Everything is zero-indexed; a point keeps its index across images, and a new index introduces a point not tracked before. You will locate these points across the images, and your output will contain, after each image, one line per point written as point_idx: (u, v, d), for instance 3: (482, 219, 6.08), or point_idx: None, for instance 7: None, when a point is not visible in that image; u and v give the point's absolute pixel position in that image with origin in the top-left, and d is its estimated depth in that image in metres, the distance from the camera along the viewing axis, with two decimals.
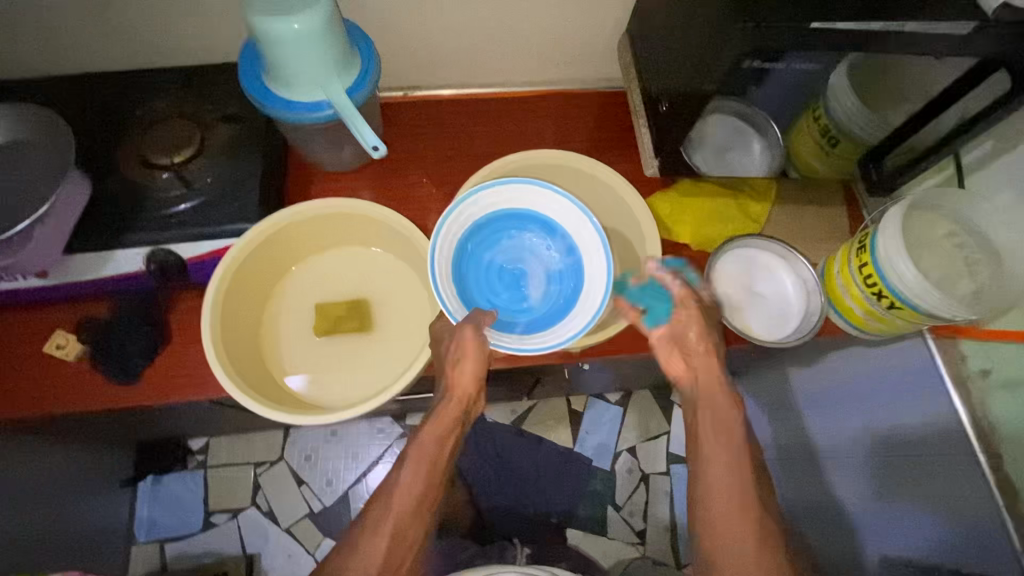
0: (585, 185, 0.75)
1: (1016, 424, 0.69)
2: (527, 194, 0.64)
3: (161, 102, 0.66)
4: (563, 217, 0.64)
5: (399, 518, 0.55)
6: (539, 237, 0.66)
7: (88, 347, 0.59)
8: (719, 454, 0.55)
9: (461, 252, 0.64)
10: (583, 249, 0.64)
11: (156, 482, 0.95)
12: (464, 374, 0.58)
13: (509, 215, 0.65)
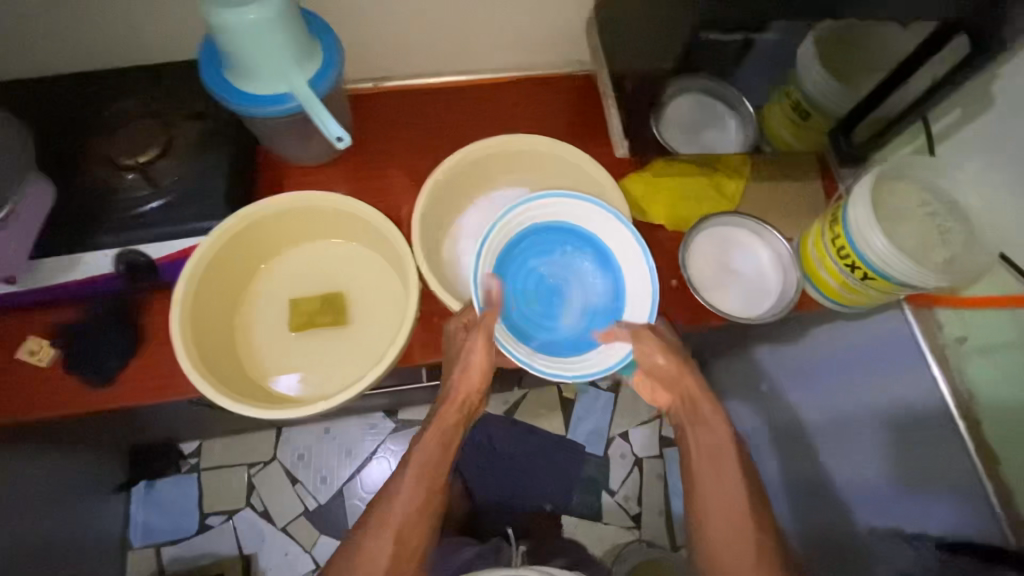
0: (559, 170, 0.73)
1: (993, 391, 0.69)
2: (600, 218, 0.64)
3: (124, 103, 0.68)
4: (624, 258, 0.65)
5: (401, 523, 0.56)
6: (593, 266, 0.66)
7: (61, 351, 0.65)
8: (718, 484, 0.57)
9: (512, 252, 0.64)
10: (630, 296, 0.64)
11: (149, 486, 1.20)
12: (472, 376, 0.61)
13: (573, 232, 0.65)
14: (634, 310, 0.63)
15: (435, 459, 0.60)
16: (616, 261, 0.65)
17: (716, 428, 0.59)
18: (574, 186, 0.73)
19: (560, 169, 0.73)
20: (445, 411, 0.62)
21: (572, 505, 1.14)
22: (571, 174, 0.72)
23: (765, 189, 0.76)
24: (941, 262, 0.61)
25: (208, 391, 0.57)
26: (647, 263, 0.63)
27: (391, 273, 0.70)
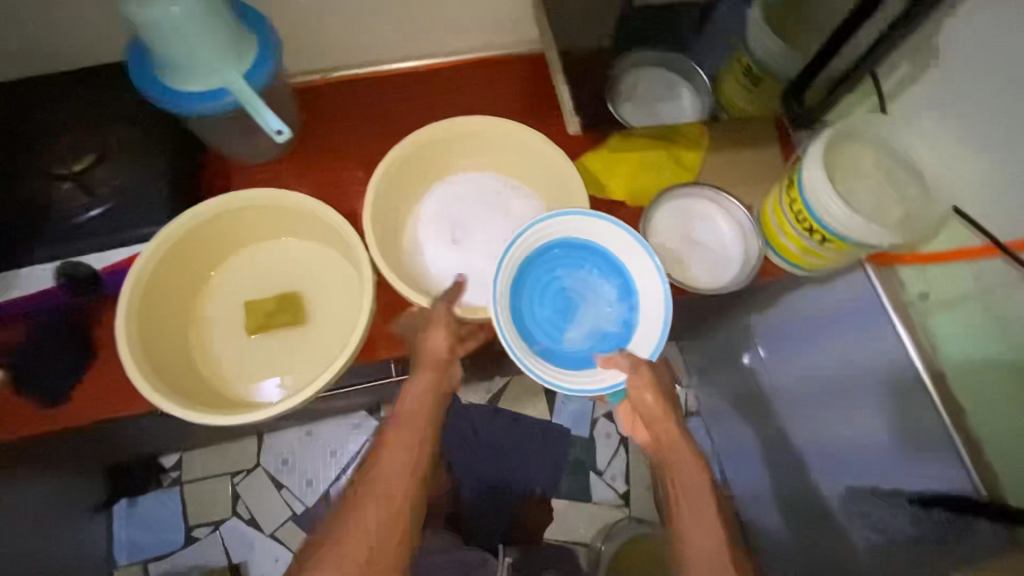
0: (513, 151, 0.72)
1: (954, 345, 0.66)
2: (630, 243, 0.63)
3: (52, 110, 0.65)
4: (647, 295, 0.63)
5: (368, 519, 0.52)
6: (615, 294, 0.64)
7: (10, 372, 0.61)
8: (696, 532, 0.54)
9: (541, 253, 0.64)
10: (640, 329, 0.63)
11: (130, 504, 1.18)
12: (436, 344, 0.59)
13: (599, 251, 0.64)
14: (640, 346, 0.62)
15: (411, 439, 0.56)
16: (634, 295, 0.64)
17: (695, 471, 0.57)
18: (528, 166, 0.72)
19: (514, 149, 0.71)
20: (414, 382, 0.59)
21: (559, 489, 1.15)
22: (524, 154, 0.71)
23: (722, 159, 0.76)
24: (898, 220, 0.61)
25: (160, 402, 0.55)
26: (665, 306, 0.61)
27: (347, 267, 0.68)
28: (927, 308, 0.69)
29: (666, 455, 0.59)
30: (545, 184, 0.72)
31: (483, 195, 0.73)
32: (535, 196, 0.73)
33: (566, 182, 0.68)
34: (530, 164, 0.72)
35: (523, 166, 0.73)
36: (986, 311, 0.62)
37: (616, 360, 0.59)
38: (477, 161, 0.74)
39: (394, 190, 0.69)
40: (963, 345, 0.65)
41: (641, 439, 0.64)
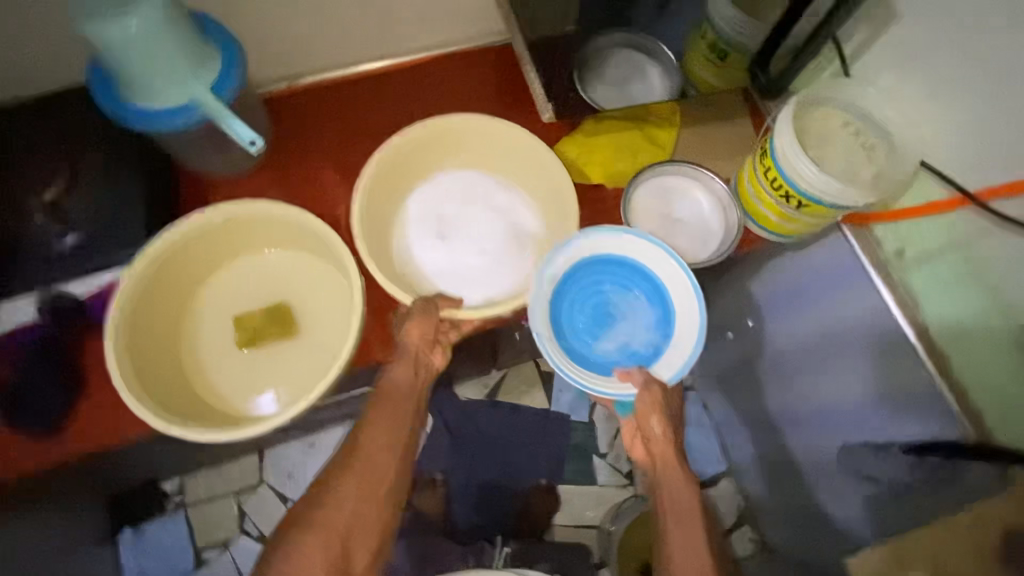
0: (494, 144, 0.71)
1: (932, 297, 0.68)
2: (673, 269, 0.65)
3: (16, 140, 0.63)
4: (682, 325, 0.64)
5: (353, 503, 0.56)
6: (654, 318, 0.66)
7: (3, 414, 0.61)
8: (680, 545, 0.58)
9: (595, 263, 0.66)
10: (665, 357, 0.65)
11: (136, 533, 1.16)
12: (410, 337, 0.63)
13: (643, 271, 0.66)
14: (663, 369, 0.64)
15: (393, 421, 0.62)
16: (670, 324, 0.65)
17: (685, 493, 0.61)
18: (508, 158, 0.72)
19: (493, 143, 0.71)
20: (397, 368, 0.64)
21: (564, 474, 1.16)
22: (502, 146, 0.71)
23: (697, 135, 0.77)
24: (870, 178, 0.64)
25: (160, 425, 0.55)
26: (697, 337, 0.62)
27: (333, 273, 0.68)
28: (905, 264, 0.71)
29: (661, 476, 0.63)
30: (528, 175, 0.72)
31: (469, 191, 0.73)
32: (519, 187, 0.74)
33: (550, 172, 0.68)
34: (510, 155, 0.72)
35: (503, 158, 0.73)
36: (962, 262, 0.64)
37: (633, 377, 0.62)
38: (460, 155, 0.73)
39: (379, 196, 0.68)
40: (942, 296, 0.67)
41: (636, 455, 0.67)
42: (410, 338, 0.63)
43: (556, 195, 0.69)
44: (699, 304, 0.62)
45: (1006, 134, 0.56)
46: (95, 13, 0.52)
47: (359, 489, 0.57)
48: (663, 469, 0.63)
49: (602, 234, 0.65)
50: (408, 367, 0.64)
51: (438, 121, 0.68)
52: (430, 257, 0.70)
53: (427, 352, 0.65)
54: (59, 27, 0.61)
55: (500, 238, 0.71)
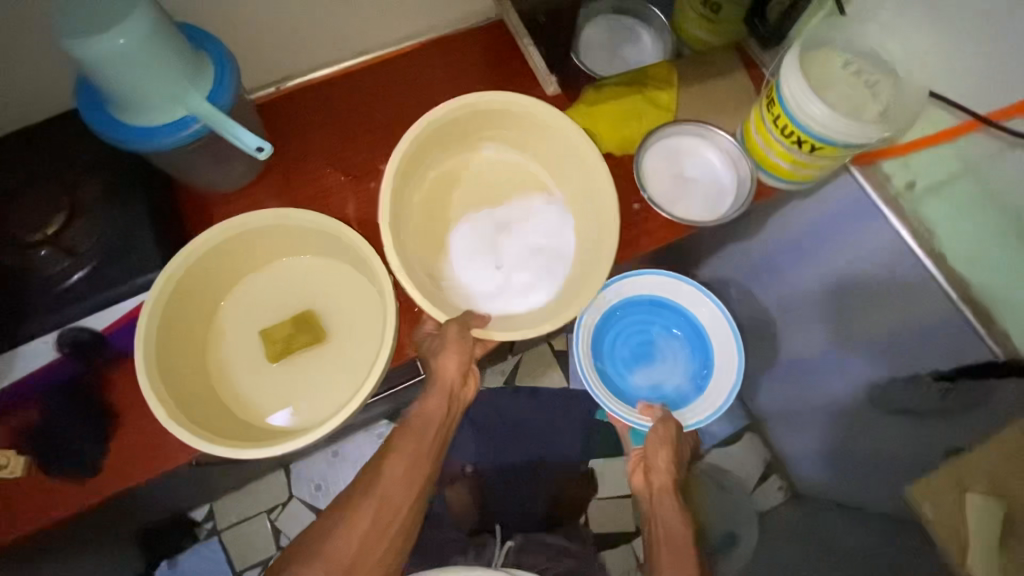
0: (523, 127, 0.69)
1: (949, 224, 0.69)
2: (716, 327, 0.81)
3: (9, 177, 0.61)
4: (715, 381, 0.79)
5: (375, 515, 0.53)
6: (693, 371, 0.82)
7: (33, 455, 0.59)
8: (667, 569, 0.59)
9: (654, 307, 0.84)
10: (688, 404, 0.80)
11: (172, 564, 1.15)
12: (446, 365, 0.60)
13: (687, 322, 0.83)
14: (687, 414, 0.78)
15: (413, 457, 0.57)
16: (704, 381, 0.80)
17: (679, 527, 0.63)
18: (528, 138, 0.70)
19: (516, 125, 0.69)
20: (431, 396, 0.61)
21: (592, 449, 1.19)
22: (522, 126, 0.69)
23: (698, 92, 0.76)
24: (875, 116, 0.63)
25: (205, 446, 0.54)
26: (724, 397, 0.77)
27: (358, 277, 0.66)
28: (917, 196, 0.72)
29: (659, 508, 0.66)
30: (548, 156, 0.71)
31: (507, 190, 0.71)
32: (541, 169, 0.72)
33: (575, 150, 0.67)
34: (530, 135, 0.70)
35: (523, 140, 0.71)
36: (975, 186, 0.65)
37: (654, 411, 0.75)
38: (495, 138, 0.71)
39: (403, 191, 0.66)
40: (956, 223, 0.68)
41: (636, 484, 0.72)
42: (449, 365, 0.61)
43: (583, 173, 0.67)
44: (738, 361, 0.77)
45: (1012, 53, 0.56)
46: (75, 29, 0.49)
47: (376, 515, 0.54)
48: (660, 494, 0.68)
49: (660, 281, 0.82)
50: (441, 398, 0.61)
51: (458, 103, 0.65)
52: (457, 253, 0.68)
53: (460, 378, 0.62)
54: (39, 54, 0.58)
55: (545, 257, 0.68)
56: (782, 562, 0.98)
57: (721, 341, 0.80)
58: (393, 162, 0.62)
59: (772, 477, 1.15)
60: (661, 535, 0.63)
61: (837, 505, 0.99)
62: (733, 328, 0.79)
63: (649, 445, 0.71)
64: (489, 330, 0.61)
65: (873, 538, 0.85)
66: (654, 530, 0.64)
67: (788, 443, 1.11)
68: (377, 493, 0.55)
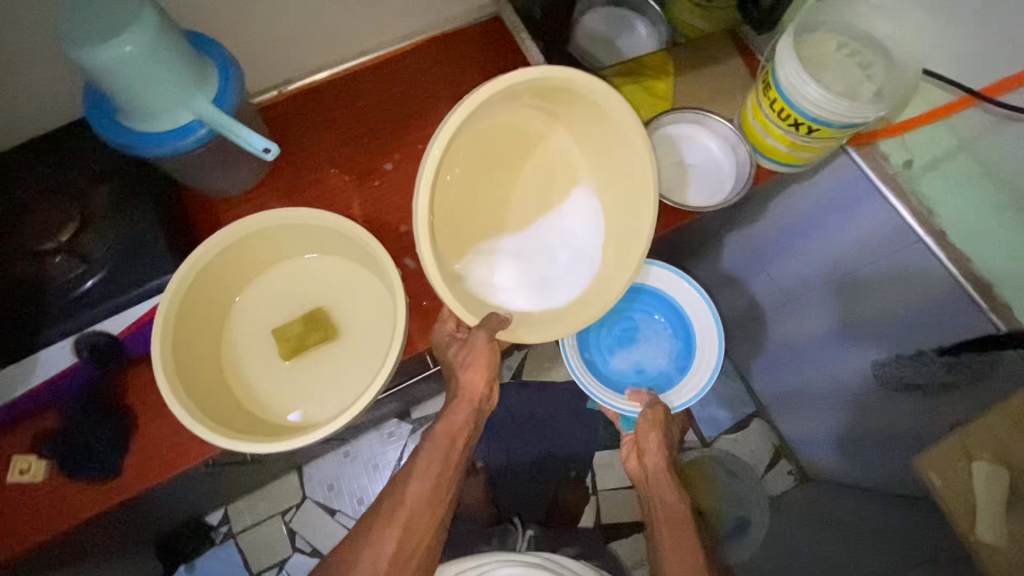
0: (559, 99, 0.59)
1: (946, 199, 0.70)
2: (697, 308, 0.81)
3: (22, 187, 0.62)
4: (700, 361, 0.80)
5: (409, 513, 0.66)
6: (676, 352, 0.83)
7: (52, 461, 0.61)
8: (666, 538, 0.71)
9: (634, 294, 0.84)
10: (673, 385, 0.81)
11: (189, 568, 1.16)
12: (475, 379, 0.67)
13: (668, 306, 0.84)
14: (673, 396, 0.80)
15: (441, 469, 0.69)
16: (688, 361, 0.82)
17: (673, 498, 0.74)
18: (568, 112, 0.61)
19: (559, 96, 0.59)
20: (456, 408, 0.70)
21: (600, 439, 1.21)
22: (566, 99, 0.59)
23: (693, 80, 0.78)
24: (870, 96, 0.64)
25: (230, 444, 0.55)
26: (710, 374, 0.78)
27: (368, 276, 0.67)
28: (915, 174, 0.72)
29: (654, 486, 0.76)
30: (585, 133, 0.62)
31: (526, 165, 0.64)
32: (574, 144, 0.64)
33: (621, 138, 0.59)
34: (573, 109, 0.60)
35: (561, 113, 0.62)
36: (973, 161, 0.66)
37: (641, 396, 0.77)
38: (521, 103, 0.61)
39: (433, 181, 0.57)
40: (955, 199, 0.69)
41: (630, 465, 0.80)
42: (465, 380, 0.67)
43: (624, 162, 0.60)
44: (719, 339, 0.78)
45: (1008, 27, 0.57)
46: (80, 37, 0.50)
47: (405, 527, 0.65)
48: (655, 477, 0.76)
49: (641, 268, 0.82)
50: (467, 411, 0.70)
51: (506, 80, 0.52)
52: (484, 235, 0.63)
53: (485, 390, 0.70)
54: (46, 65, 0.59)
55: (569, 246, 0.64)
56: (794, 543, 0.99)
57: (702, 325, 0.81)
58: (428, 160, 0.52)
59: (781, 461, 1.17)
60: (663, 517, 0.73)
61: (845, 485, 1.00)
62: (713, 313, 0.80)
63: (640, 429, 0.75)
64: (515, 331, 0.59)
65: (883, 514, 0.86)
66: (656, 512, 0.74)
67: (793, 426, 1.13)
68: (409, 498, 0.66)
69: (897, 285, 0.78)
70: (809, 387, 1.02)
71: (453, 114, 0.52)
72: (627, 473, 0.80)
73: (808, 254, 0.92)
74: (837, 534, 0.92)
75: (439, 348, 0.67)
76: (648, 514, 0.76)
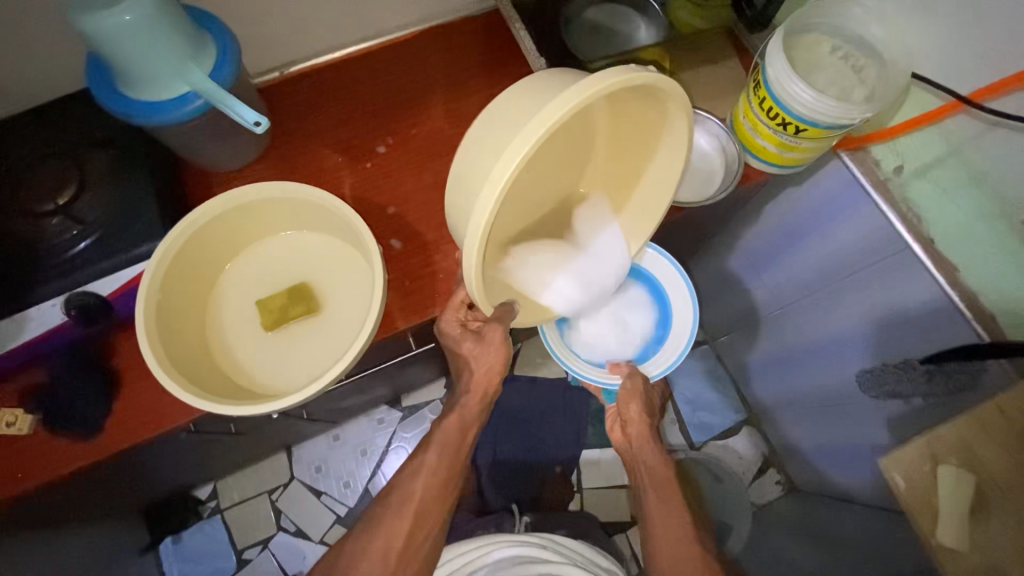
0: (644, 96, 0.51)
1: (936, 207, 0.69)
2: (672, 280, 0.82)
3: (29, 150, 0.65)
4: (677, 330, 0.81)
5: (415, 497, 0.69)
6: (653, 324, 0.83)
7: (39, 415, 0.62)
8: (653, 505, 0.77)
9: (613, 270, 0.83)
10: (654, 355, 0.81)
11: (175, 540, 1.18)
12: (486, 373, 0.72)
13: (647, 279, 0.83)
14: (650, 366, 0.80)
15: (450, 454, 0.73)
16: (665, 331, 0.82)
17: (657, 463, 0.81)
18: (631, 110, 0.54)
19: (642, 93, 0.50)
20: (467, 403, 0.74)
21: (587, 437, 1.22)
22: (643, 103, 0.52)
23: (690, 78, 0.79)
24: (863, 98, 0.64)
25: (212, 407, 0.57)
26: (686, 340, 0.79)
27: (353, 253, 0.69)
28: (906, 181, 0.72)
29: (638, 452, 0.82)
30: (626, 133, 0.58)
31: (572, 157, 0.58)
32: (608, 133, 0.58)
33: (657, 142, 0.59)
34: (639, 110, 0.54)
35: (625, 108, 0.53)
36: (963, 169, 0.65)
37: (620, 368, 0.79)
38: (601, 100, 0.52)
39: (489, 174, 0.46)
40: (946, 208, 0.68)
41: (616, 438, 0.86)
42: (478, 370, 0.71)
43: (637, 165, 0.63)
44: (693, 306, 0.80)
45: (1000, 32, 0.57)
46: (85, 5, 0.52)
47: (408, 517, 0.68)
48: (637, 444, 0.82)
49: None
50: (478, 402, 0.74)
51: (622, 81, 0.42)
52: (506, 219, 0.57)
53: (493, 387, 0.74)
54: (57, 34, 0.61)
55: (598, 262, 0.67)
56: (774, 550, 0.99)
57: (678, 297, 0.82)
58: (506, 174, 0.41)
59: (769, 470, 1.17)
60: (648, 481, 0.80)
61: (830, 496, 1.00)
62: (687, 283, 0.80)
63: (621, 400, 0.79)
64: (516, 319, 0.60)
65: (865, 525, 0.85)
66: (640, 476, 0.81)
67: (781, 436, 1.13)
68: (423, 475, 0.71)
69: (884, 292, 0.78)
70: (798, 396, 1.02)
71: (548, 117, 0.41)
72: (613, 445, 0.86)
73: (801, 260, 0.92)
74: (820, 545, 0.91)
75: (441, 333, 0.70)
76: (634, 478, 0.83)
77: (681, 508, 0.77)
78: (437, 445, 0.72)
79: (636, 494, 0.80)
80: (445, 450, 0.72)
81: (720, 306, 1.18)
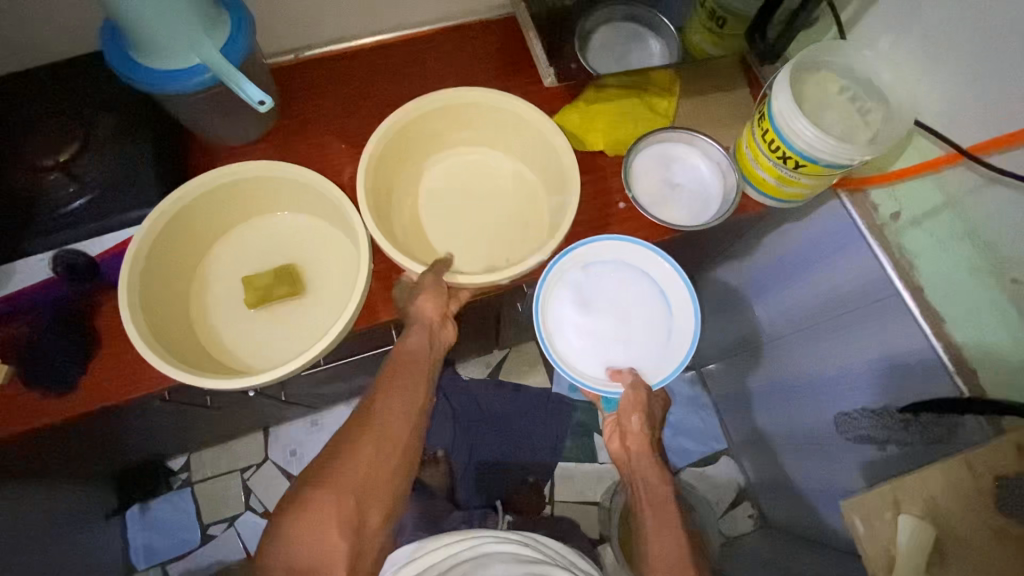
0: (484, 114, 0.72)
1: (929, 254, 0.69)
2: (672, 278, 0.74)
3: (36, 105, 0.65)
4: (680, 334, 0.73)
5: None
6: (658, 328, 0.74)
7: (14, 368, 0.61)
8: (652, 526, 0.67)
9: (615, 268, 0.75)
10: (658, 363, 0.73)
11: (142, 509, 1.17)
12: (422, 308, 0.64)
13: (651, 281, 0.75)
14: (651, 372, 0.72)
15: (404, 417, 0.61)
16: (669, 333, 0.74)
17: (660, 481, 0.72)
18: (495, 132, 0.74)
19: (478, 111, 0.71)
20: (410, 345, 0.64)
21: (565, 450, 1.21)
22: (490, 113, 0.71)
23: (695, 104, 0.79)
24: (865, 140, 0.65)
25: (196, 379, 0.57)
26: (689, 348, 0.72)
27: (343, 239, 0.69)
28: (900, 227, 0.72)
29: (637, 467, 0.73)
30: (530, 153, 0.74)
31: (512, 187, 0.75)
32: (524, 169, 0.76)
33: (543, 151, 0.72)
34: (499, 125, 0.73)
35: (508, 140, 0.75)
36: (956, 220, 0.65)
37: (622, 376, 0.71)
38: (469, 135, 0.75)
39: (402, 190, 0.73)
40: (936, 257, 0.68)
41: (614, 447, 0.78)
42: (417, 308, 0.64)
43: (553, 166, 0.71)
44: (693, 304, 0.73)
45: (1002, 88, 0.58)
46: None
47: None
48: (638, 457, 0.73)
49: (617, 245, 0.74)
50: (421, 340, 0.64)
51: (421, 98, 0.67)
52: (469, 234, 0.73)
53: (440, 321, 0.66)
54: None
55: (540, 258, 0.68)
56: None
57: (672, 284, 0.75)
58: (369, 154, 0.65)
59: (742, 503, 1.16)
60: (644, 496, 0.71)
61: (802, 535, 0.99)
62: (688, 287, 0.73)
63: (621, 410, 0.72)
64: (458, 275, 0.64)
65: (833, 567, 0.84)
66: (638, 493, 0.72)
67: (758, 469, 1.12)
68: None
69: (869, 336, 0.78)
70: (777, 430, 1.02)
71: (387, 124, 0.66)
72: (611, 454, 0.78)
73: (793, 296, 0.92)
74: None
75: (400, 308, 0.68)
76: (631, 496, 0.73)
77: (680, 532, 0.66)
78: (397, 398, 0.61)
79: (634, 512, 0.71)
80: (401, 405, 0.61)
81: (709, 334, 1.19)
